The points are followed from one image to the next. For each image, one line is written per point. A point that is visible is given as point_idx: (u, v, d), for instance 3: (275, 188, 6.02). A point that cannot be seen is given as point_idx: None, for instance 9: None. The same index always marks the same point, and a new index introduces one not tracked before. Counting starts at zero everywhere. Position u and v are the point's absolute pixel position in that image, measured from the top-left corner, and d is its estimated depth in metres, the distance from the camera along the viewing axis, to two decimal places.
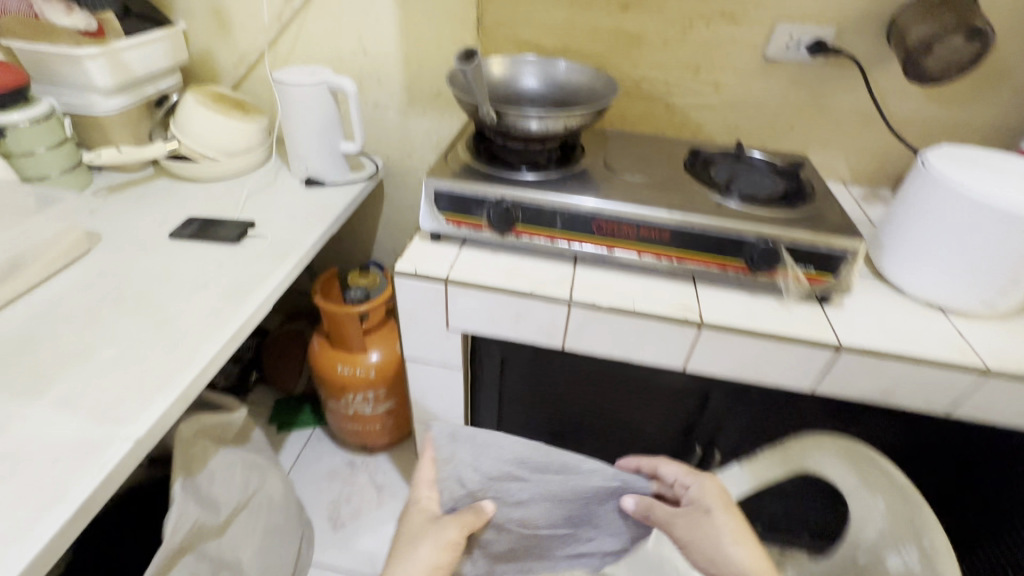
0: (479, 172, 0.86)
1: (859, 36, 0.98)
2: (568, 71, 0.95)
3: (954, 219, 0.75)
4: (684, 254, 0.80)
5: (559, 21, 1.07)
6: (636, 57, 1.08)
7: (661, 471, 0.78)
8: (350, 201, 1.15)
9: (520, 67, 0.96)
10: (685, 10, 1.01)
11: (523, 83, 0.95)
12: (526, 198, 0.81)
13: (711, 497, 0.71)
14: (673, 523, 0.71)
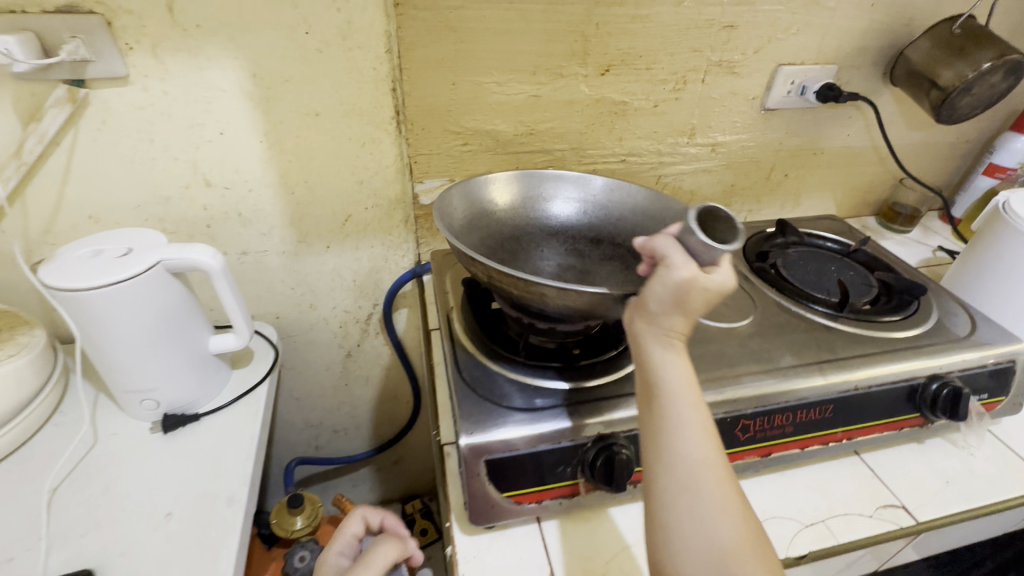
0: (539, 395, 0.52)
1: (857, 71, 0.85)
2: (608, 190, 0.69)
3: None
4: (853, 427, 0.57)
5: (520, 98, 0.75)
6: (621, 129, 0.82)
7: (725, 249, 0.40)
8: (257, 439, 0.68)
9: (548, 188, 0.70)
10: (679, 66, 0.78)
11: (551, 214, 0.69)
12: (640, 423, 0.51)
13: (704, 294, 0.39)
14: (650, 292, 0.41)
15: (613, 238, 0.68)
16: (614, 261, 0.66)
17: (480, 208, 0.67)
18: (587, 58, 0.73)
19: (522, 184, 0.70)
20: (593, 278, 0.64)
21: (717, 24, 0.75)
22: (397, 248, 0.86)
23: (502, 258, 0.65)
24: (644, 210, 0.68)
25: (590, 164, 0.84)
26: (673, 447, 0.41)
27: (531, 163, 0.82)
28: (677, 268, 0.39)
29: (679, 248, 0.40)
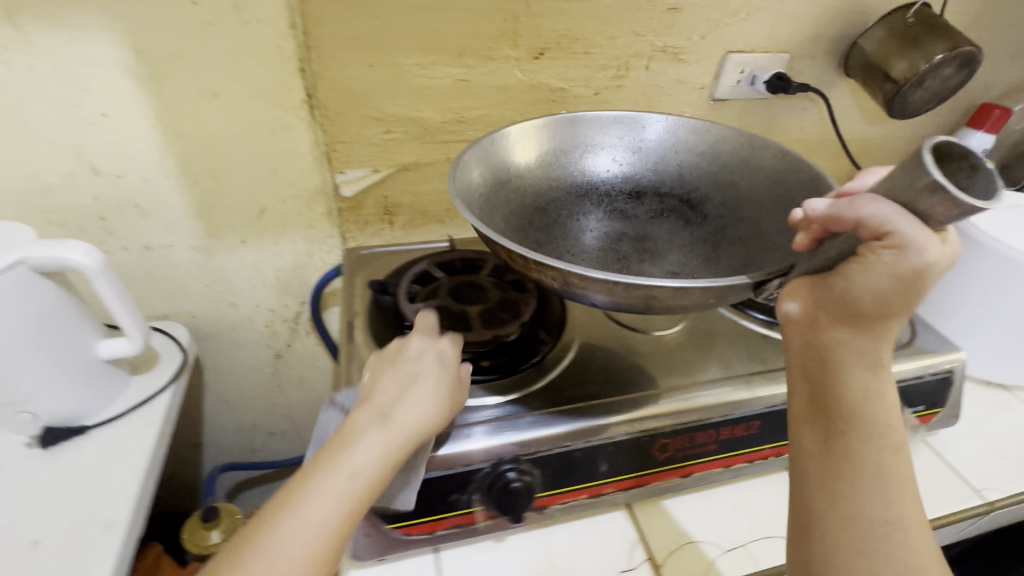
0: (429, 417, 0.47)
1: (810, 60, 0.80)
2: (659, 136, 0.69)
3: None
4: (782, 443, 0.53)
5: (446, 83, 0.69)
6: (559, 119, 0.76)
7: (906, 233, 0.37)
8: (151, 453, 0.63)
9: (595, 139, 0.69)
10: (620, 51, 0.72)
11: (595, 166, 0.69)
12: (540, 445, 0.45)
13: (926, 281, 0.38)
14: (860, 283, 0.40)
15: (655, 189, 0.69)
16: (665, 215, 0.68)
17: (506, 179, 0.63)
18: (519, 39, 0.68)
19: (563, 137, 0.68)
20: (651, 241, 0.67)
21: (660, 6, 0.70)
22: (321, 243, 0.80)
23: (541, 237, 0.64)
24: (701, 153, 0.68)
25: None
26: (866, 501, 0.44)
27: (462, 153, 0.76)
28: (906, 251, 0.37)
29: (906, 218, 0.37)
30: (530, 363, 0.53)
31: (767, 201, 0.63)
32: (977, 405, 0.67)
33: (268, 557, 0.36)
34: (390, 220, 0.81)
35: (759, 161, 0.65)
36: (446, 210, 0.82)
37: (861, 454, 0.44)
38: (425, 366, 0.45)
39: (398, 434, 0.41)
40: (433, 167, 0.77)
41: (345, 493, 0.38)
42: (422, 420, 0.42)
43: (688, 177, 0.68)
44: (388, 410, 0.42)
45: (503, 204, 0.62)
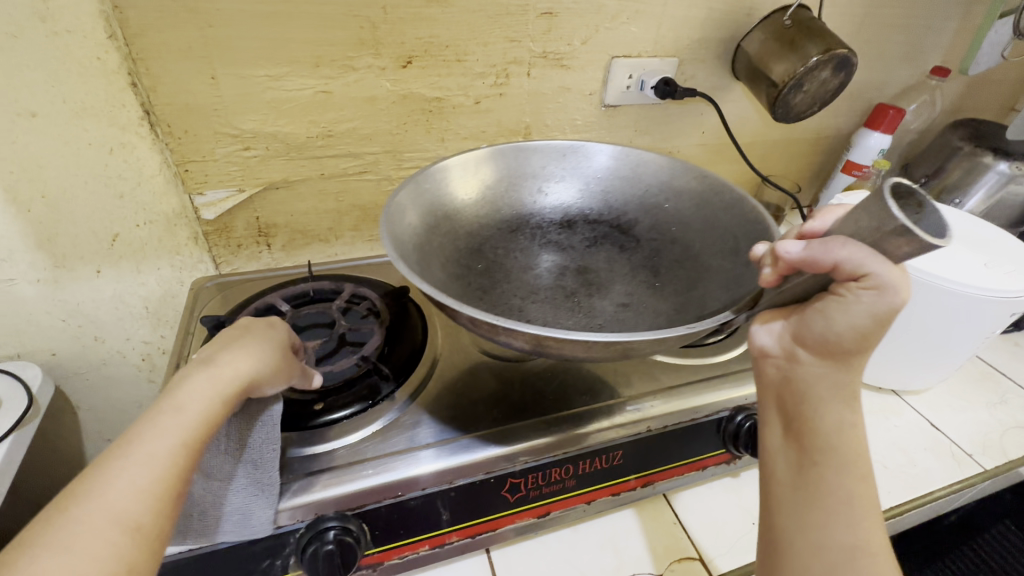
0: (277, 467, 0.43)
1: (700, 64, 0.79)
2: (591, 159, 0.66)
3: (930, 312, 0.60)
4: (648, 473, 0.51)
5: (306, 95, 0.64)
6: (440, 129, 0.73)
7: (884, 268, 0.35)
8: None
9: (525, 172, 0.65)
10: (497, 57, 0.69)
11: (528, 199, 0.65)
12: (407, 488, 0.43)
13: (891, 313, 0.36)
14: (841, 319, 0.38)
15: (585, 217, 0.65)
16: (599, 244, 0.64)
17: (433, 221, 0.56)
18: (381, 48, 0.63)
19: (492, 172, 0.63)
20: (593, 272, 0.62)
21: (533, 11, 0.66)
22: (191, 268, 0.74)
23: (480, 282, 0.57)
24: (629, 177, 0.66)
25: (412, 168, 0.75)
26: (829, 528, 0.40)
27: (336, 168, 0.71)
28: (885, 292, 0.35)
29: (879, 261, 0.35)
30: (374, 396, 0.49)
31: (695, 222, 0.61)
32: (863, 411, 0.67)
33: (67, 542, 0.29)
34: (268, 242, 0.76)
35: (681, 181, 0.64)
36: (328, 228, 0.78)
37: (832, 487, 0.40)
38: (255, 332, 0.44)
39: (228, 378, 0.38)
40: (307, 184, 0.72)
41: (169, 449, 0.34)
42: (255, 368, 0.40)
43: (612, 202, 0.66)
44: (211, 363, 0.39)
45: (434, 250, 0.54)
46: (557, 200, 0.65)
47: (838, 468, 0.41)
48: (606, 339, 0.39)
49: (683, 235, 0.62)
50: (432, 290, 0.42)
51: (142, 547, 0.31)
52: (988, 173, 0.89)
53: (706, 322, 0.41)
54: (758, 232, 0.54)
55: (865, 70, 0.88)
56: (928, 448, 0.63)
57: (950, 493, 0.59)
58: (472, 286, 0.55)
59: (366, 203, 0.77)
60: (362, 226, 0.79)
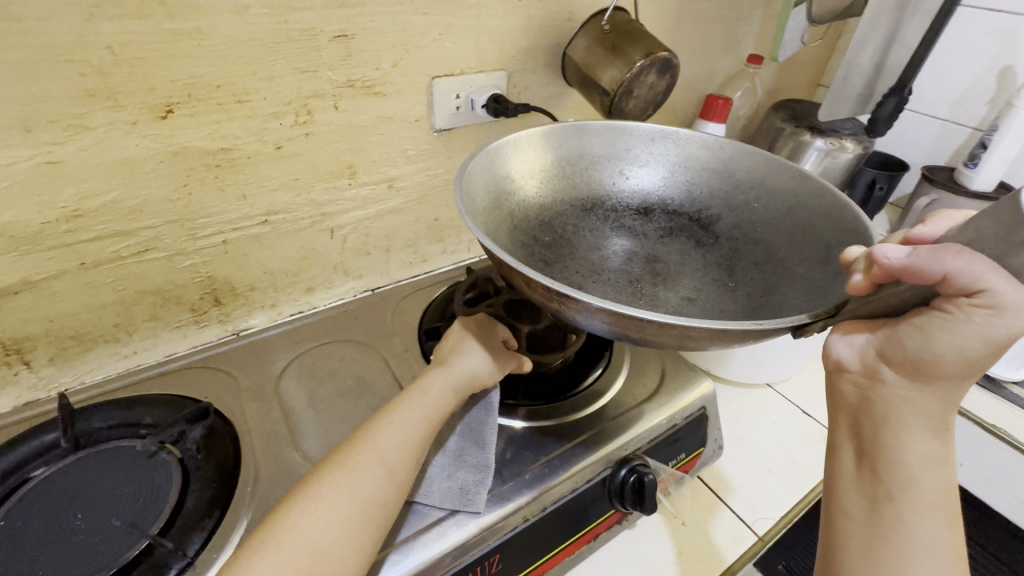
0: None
1: (530, 75, 0.73)
2: (666, 146, 0.61)
3: None
4: (534, 567, 0.46)
5: (21, 170, 0.48)
6: (238, 184, 0.60)
7: (998, 285, 0.31)
8: None
9: (592, 154, 0.61)
10: (291, 93, 0.57)
11: (599, 183, 0.62)
12: (442, 565, 0.41)
13: (1004, 335, 0.32)
14: (942, 341, 0.34)
15: (666, 204, 0.61)
16: (674, 235, 0.60)
17: (514, 193, 0.55)
18: (121, 98, 0.49)
19: (562, 150, 0.60)
20: (662, 262, 0.59)
21: (322, 35, 0.56)
22: None
23: (549, 253, 0.56)
24: (716, 167, 0.60)
25: (213, 235, 0.61)
26: (907, 572, 0.36)
27: (102, 253, 0.55)
28: (1004, 313, 0.31)
29: (1000, 276, 0.31)
30: None
31: (784, 227, 0.54)
32: (742, 412, 0.67)
33: (275, 546, 0.35)
34: (24, 360, 0.57)
35: (776, 181, 0.56)
36: (114, 324, 0.61)
37: (910, 527, 0.37)
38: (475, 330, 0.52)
39: (461, 380, 0.48)
40: (62, 281, 0.55)
41: (350, 496, 0.39)
42: (481, 369, 0.49)
43: (697, 194, 0.61)
44: (452, 362, 0.49)
45: (511, 219, 0.54)
46: (637, 184, 0.62)
47: (922, 505, 0.37)
48: (668, 323, 0.34)
49: (771, 238, 0.55)
50: (501, 254, 0.39)
51: (379, 510, 0.39)
52: (809, 151, 0.95)
53: (774, 323, 0.36)
54: (854, 236, 0.47)
55: (691, 64, 0.89)
56: (803, 437, 0.65)
57: None
58: (537, 254, 0.55)
59: (159, 286, 0.61)
60: (163, 313, 0.63)
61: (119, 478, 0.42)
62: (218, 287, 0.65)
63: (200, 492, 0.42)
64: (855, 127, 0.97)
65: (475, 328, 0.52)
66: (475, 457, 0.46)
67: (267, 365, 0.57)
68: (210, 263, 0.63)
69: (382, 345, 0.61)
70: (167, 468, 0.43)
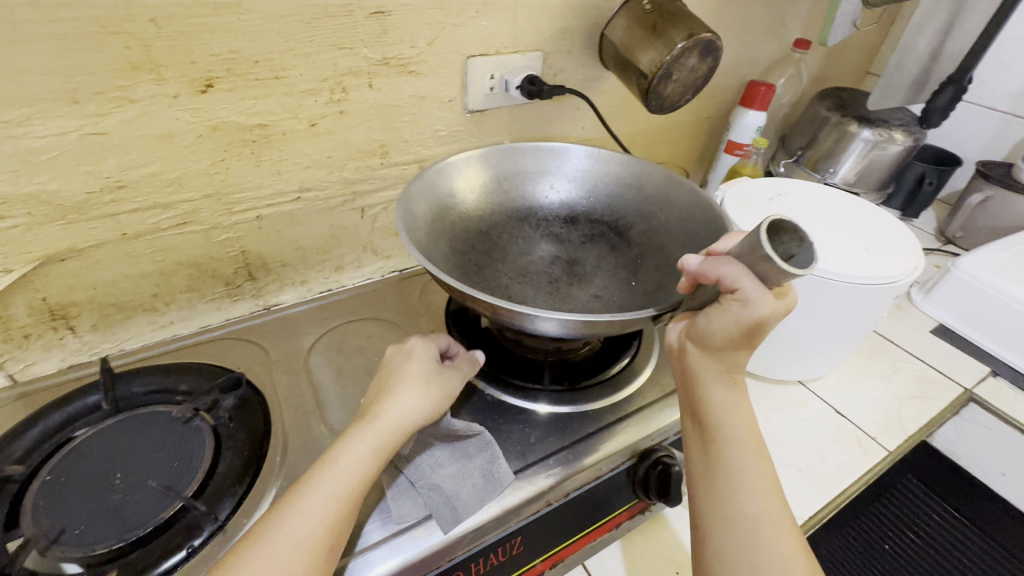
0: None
1: (566, 57, 0.72)
2: (586, 160, 0.63)
3: (823, 309, 0.58)
4: (550, 552, 0.47)
5: (69, 139, 0.49)
6: (273, 161, 0.60)
7: (745, 288, 0.37)
8: None
9: (519, 166, 0.63)
10: (326, 70, 0.57)
11: (526, 192, 0.63)
12: (435, 563, 0.41)
13: (751, 323, 0.37)
14: (715, 324, 0.40)
15: (587, 214, 0.63)
16: (594, 241, 0.61)
17: (447, 206, 0.56)
18: (163, 71, 0.50)
19: (490, 166, 0.61)
20: (580, 265, 0.59)
21: (360, 12, 0.55)
22: None
23: (482, 260, 0.57)
24: (629, 182, 0.63)
25: (248, 210, 0.62)
26: (734, 500, 0.40)
27: (142, 224, 0.57)
28: (749, 307, 0.37)
29: (753, 281, 0.37)
30: (193, 540, 0.38)
31: (680, 236, 0.56)
32: (771, 409, 0.66)
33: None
34: (69, 324, 0.59)
35: (677, 194, 0.59)
36: (152, 294, 0.63)
37: (730, 465, 0.41)
38: (406, 367, 0.43)
39: (387, 435, 0.40)
40: (105, 250, 0.56)
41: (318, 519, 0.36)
42: (414, 416, 0.41)
43: (614, 205, 0.63)
44: (374, 413, 0.40)
45: (444, 229, 0.55)
46: (561, 196, 0.63)
47: (732, 446, 0.41)
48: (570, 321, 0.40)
49: (669, 244, 0.57)
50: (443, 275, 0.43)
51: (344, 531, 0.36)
52: (855, 142, 0.91)
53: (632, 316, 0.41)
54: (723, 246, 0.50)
55: (733, 48, 0.86)
56: (836, 438, 0.63)
57: (861, 485, 0.59)
58: (470, 262, 0.55)
59: (195, 259, 0.63)
60: (199, 285, 0.65)
61: (154, 442, 0.43)
62: (251, 262, 0.67)
63: (229, 456, 0.43)
64: (907, 117, 0.92)
65: (404, 359, 0.45)
66: (472, 468, 0.43)
67: (296, 340, 0.58)
68: (243, 238, 0.64)
69: (408, 325, 0.61)
70: (198, 433, 0.44)
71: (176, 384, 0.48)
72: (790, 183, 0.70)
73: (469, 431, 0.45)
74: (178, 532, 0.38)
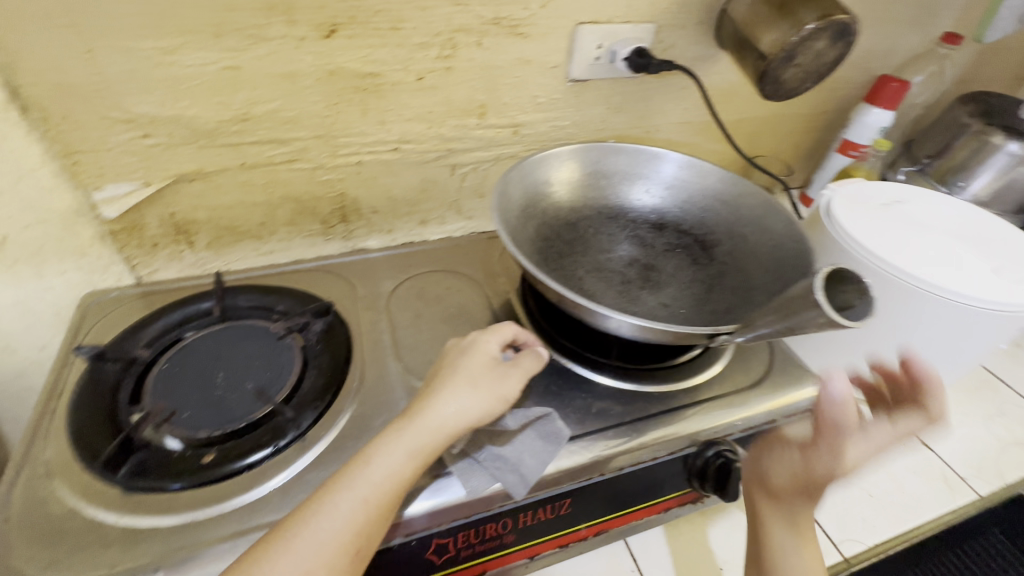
0: (152, 543, 0.37)
1: (680, 31, 0.69)
2: (681, 169, 0.61)
3: (931, 329, 0.53)
4: (599, 521, 0.47)
5: (209, 71, 0.54)
6: (379, 111, 0.63)
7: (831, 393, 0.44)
8: None
9: (612, 165, 0.61)
10: (439, 25, 0.59)
11: (614, 192, 0.61)
12: (497, 500, 0.42)
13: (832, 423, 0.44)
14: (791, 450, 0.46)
15: (676, 223, 0.60)
16: (677, 252, 0.58)
17: (535, 192, 0.57)
18: (295, 13, 0.53)
19: (583, 161, 0.60)
20: (657, 272, 0.57)
21: None
22: (101, 272, 0.63)
23: (560, 250, 0.56)
24: (724, 198, 0.60)
25: (351, 155, 0.66)
26: None
27: (259, 156, 0.62)
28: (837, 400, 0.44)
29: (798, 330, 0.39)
30: (278, 440, 0.42)
31: (765, 264, 0.54)
32: None
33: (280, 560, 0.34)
34: (189, 240, 0.66)
35: (771, 220, 0.56)
36: (260, 223, 0.68)
37: None
38: (456, 366, 0.44)
39: (425, 437, 0.40)
40: (225, 176, 0.62)
41: (354, 509, 0.36)
42: (455, 419, 0.41)
43: (704, 219, 0.60)
44: (418, 411, 0.41)
45: (529, 215, 0.55)
46: (650, 202, 0.61)
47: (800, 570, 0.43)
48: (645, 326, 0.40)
49: (752, 270, 0.55)
50: (521, 259, 0.45)
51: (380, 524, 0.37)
52: (997, 154, 0.80)
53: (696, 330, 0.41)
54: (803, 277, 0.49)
55: (867, 37, 0.78)
56: (919, 471, 0.58)
57: (940, 524, 0.55)
58: (548, 251, 0.55)
59: (299, 195, 0.67)
60: (299, 221, 0.70)
61: (251, 352, 0.48)
62: (347, 205, 0.71)
63: (315, 374, 0.47)
64: None
65: (458, 357, 0.45)
66: (539, 447, 0.43)
67: (379, 282, 0.62)
68: (343, 181, 0.68)
69: (484, 282, 0.63)
70: (288, 349, 0.49)
71: (274, 304, 0.53)
72: (910, 191, 0.64)
73: (526, 418, 0.44)
74: (266, 434, 0.42)
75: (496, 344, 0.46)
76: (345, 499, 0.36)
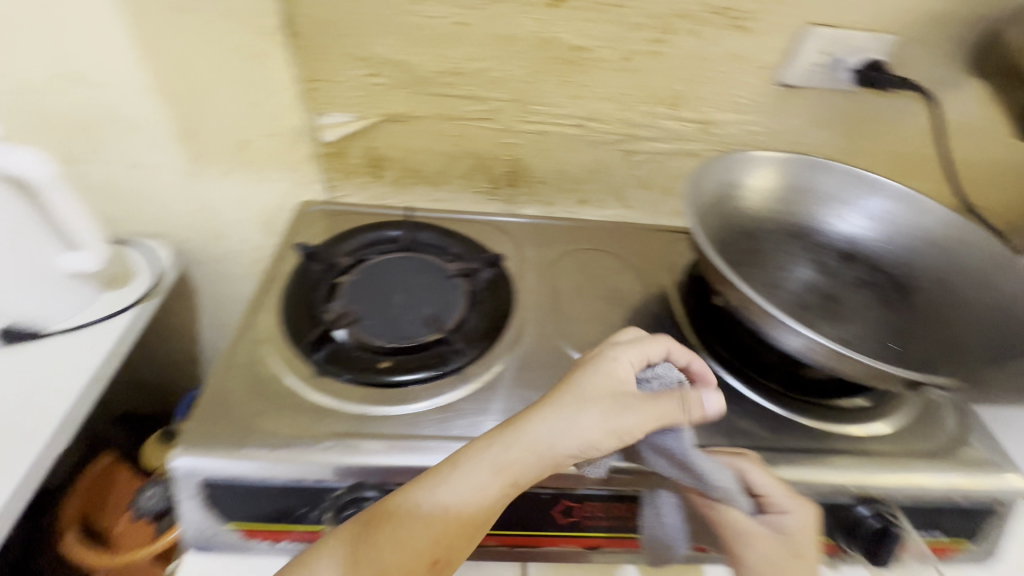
0: (329, 422, 0.42)
1: (922, 49, 0.61)
2: (895, 202, 0.55)
3: None
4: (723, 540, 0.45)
5: (442, 24, 0.59)
6: (578, 84, 0.64)
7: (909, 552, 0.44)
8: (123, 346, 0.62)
9: (815, 182, 0.57)
10: (662, 7, 0.58)
11: (809, 211, 0.57)
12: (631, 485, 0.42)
13: None
14: None
15: (872, 258, 0.55)
16: (868, 288, 0.53)
17: (726, 193, 0.55)
18: None
19: (783, 172, 0.56)
20: (840, 304, 0.52)
21: None
22: (306, 187, 0.72)
23: (738, 257, 0.54)
24: (940, 244, 0.53)
25: (538, 123, 0.68)
26: None
27: (458, 109, 0.66)
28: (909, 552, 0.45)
29: None
30: (443, 366, 0.46)
31: (980, 326, 0.48)
32: None
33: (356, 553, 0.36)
34: (379, 176, 0.73)
35: (1000, 280, 0.50)
36: (440, 172, 0.73)
37: None
38: (575, 378, 0.41)
39: (516, 454, 0.38)
40: (425, 122, 0.68)
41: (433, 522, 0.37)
42: (557, 442, 0.38)
43: (909, 261, 0.54)
44: (518, 425, 0.39)
45: (714, 214, 0.54)
46: (849, 229, 0.56)
47: None
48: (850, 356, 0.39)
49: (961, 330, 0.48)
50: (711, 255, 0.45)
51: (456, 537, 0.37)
52: None
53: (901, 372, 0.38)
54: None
55: None
56: None
57: None
58: (726, 255, 0.53)
59: (481, 153, 0.71)
60: (474, 178, 0.74)
61: (426, 284, 0.53)
62: (520, 172, 0.73)
63: (480, 318, 0.51)
64: None
65: (583, 370, 0.41)
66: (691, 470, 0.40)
67: (540, 250, 0.63)
68: (524, 147, 0.71)
69: (642, 272, 0.62)
70: (458, 290, 0.52)
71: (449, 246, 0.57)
72: None
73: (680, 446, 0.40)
74: (432, 359, 0.46)
75: (632, 365, 0.42)
76: (426, 506, 0.37)
